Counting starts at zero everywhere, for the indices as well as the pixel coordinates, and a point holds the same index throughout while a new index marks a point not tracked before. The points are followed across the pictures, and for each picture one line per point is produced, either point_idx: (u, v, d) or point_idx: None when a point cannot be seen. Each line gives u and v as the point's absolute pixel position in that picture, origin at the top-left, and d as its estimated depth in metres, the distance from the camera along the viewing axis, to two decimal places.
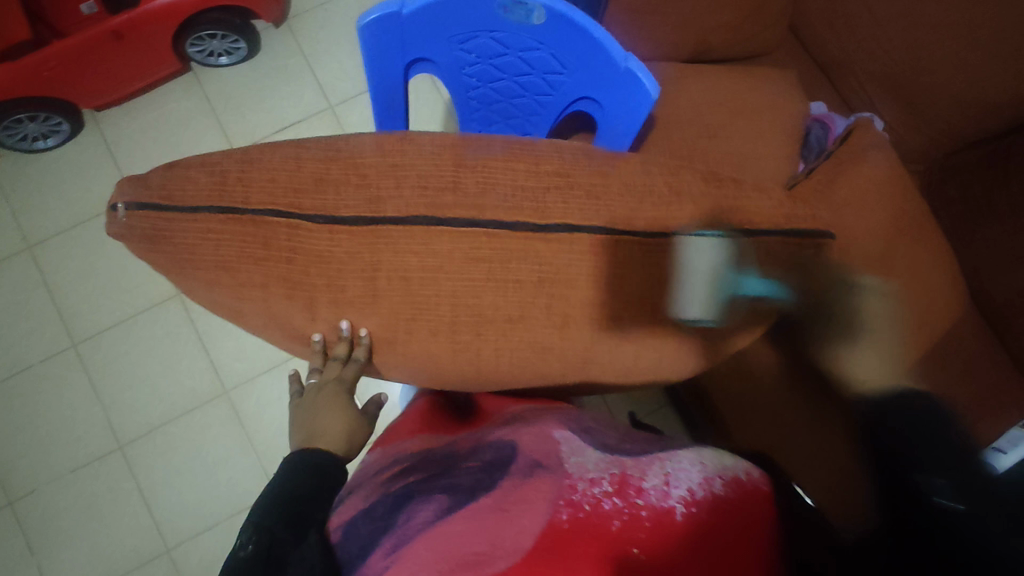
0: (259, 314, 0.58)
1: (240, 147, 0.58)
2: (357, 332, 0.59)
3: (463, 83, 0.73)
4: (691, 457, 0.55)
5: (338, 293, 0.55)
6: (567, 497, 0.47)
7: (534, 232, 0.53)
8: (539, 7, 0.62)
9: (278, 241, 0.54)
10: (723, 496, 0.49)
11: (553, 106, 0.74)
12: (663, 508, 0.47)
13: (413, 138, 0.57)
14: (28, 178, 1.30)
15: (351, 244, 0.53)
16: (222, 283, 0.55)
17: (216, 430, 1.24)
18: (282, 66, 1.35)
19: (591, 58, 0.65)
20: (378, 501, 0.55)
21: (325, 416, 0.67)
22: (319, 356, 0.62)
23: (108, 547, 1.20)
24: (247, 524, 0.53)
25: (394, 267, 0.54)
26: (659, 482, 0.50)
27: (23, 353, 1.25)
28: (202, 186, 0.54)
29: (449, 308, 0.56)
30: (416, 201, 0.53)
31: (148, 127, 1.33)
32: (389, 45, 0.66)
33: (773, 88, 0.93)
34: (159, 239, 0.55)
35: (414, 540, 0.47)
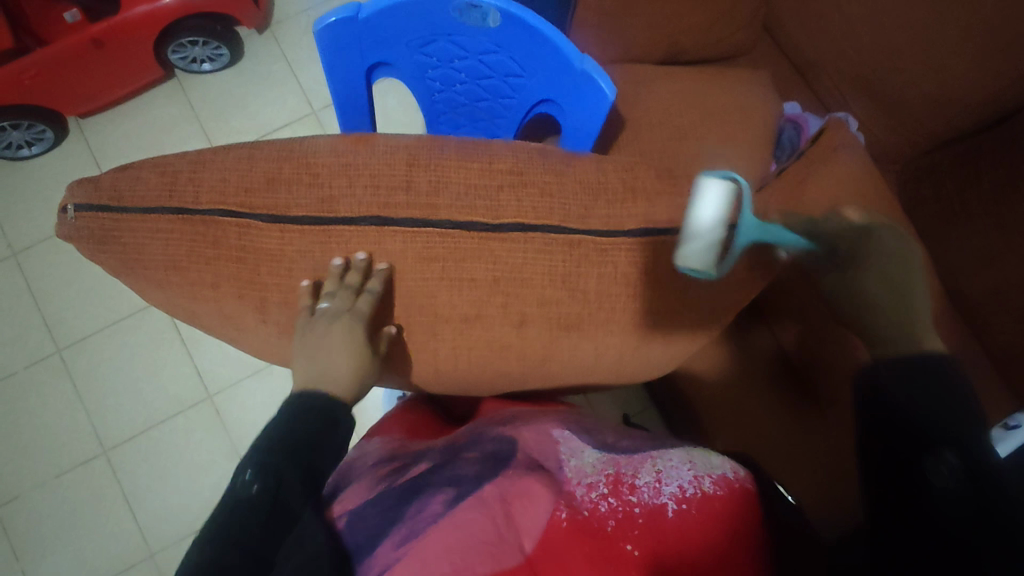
0: (212, 313, 0.61)
1: (195, 150, 0.59)
2: (377, 266, 0.57)
3: (427, 87, 0.73)
4: (681, 456, 0.58)
5: (290, 292, 0.58)
6: (567, 501, 0.49)
7: (488, 231, 0.56)
8: (493, 11, 0.61)
9: (227, 239, 0.56)
10: (714, 494, 0.52)
11: (517, 109, 0.74)
12: (655, 505, 0.50)
13: (369, 142, 0.59)
14: (13, 185, 1.31)
15: (303, 243, 0.56)
16: (173, 282, 0.58)
17: (199, 435, 1.24)
18: (265, 71, 1.36)
19: (548, 61, 0.65)
20: (381, 492, 0.55)
21: (333, 355, 0.56)
22: (331, 284, 0.56)
23: (92, 553, 1.21)
24: (250, 455, 0.50)
25: (348, 266, 0.57)
26: (652, 479, 0.53)
27: (8, 359, 1.26)
28: (153, 186, 0.56)
29: (406, 304, 0.59)
30: (369, 202, 0.56)
31: (133, 134, 1.34)
32: (349, 50, 0.66)
33: (744, 87, 0.93)
34: (109, 239, 0.57)
35: (425, 533, 0.47)
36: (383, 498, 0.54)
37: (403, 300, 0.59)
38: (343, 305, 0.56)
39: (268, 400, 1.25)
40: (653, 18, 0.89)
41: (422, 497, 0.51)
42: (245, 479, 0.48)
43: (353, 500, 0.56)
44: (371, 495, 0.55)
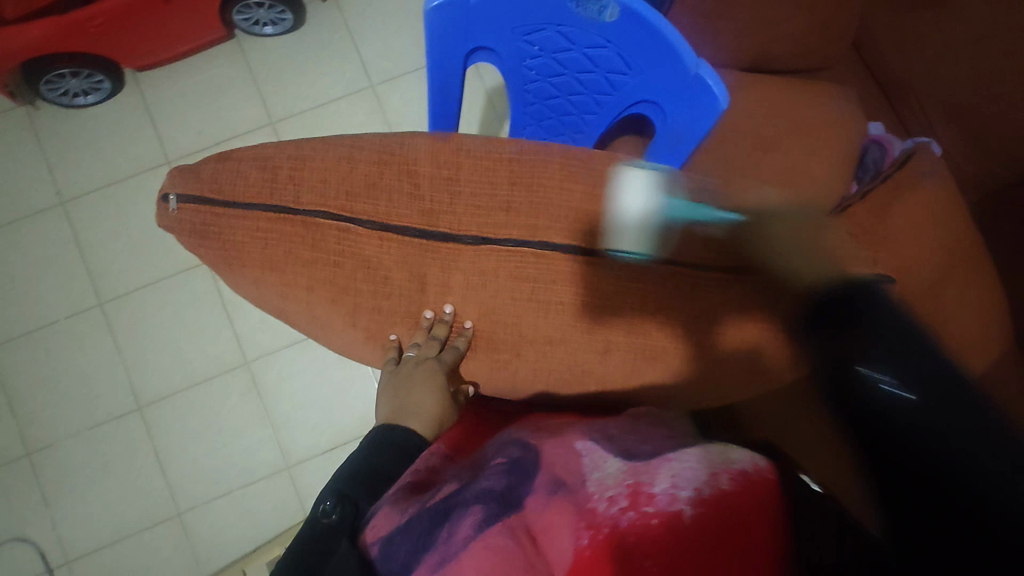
0: (299, 312, 0.60)
1: (292, 143, 0.59)
2: (462, 323, 0.60)
3: (521, 75, 0.72)
4: (694, 454, 0.46)
5: (383, 300, 0.58)
6: (586, 520, 0.40)
7: (583, 256, 0.57)
8: (613, 4, 0.59)
9: (326, 243, 0.56)
10: (733, 492, 0.41)
11: (611, 106, 0.73)
12: (671, 511, 0.40)
13: (469, 149, 0.59)
14: (66, 134, 1.30)
15: (400, 253, 0.57)
16: (267, 280, 0.57)
17: (233, 400, 1.24)
18: (327, 40, 1.33)
19: (658, 62, 0.64)
20: (411, 513, 0.46)
21: (416, 394, 0.60)
22: (422, 333, 0.60)
23: (121, 506, 1.22)
24: (330, 487, 0.51)
25: (439, 281, 0.58)
26: (667, 483, 0.41)
27: (50, 308, 1.26)
28: (252, 182, 0.56)
29: (493, 322, 0.60)
30: (468, 219, 0.57)
31: (187, 92, 1.32)
32: (453, 32, 0.64)
33: (833, 104, 0.91)
34: (208, 234, 0.56)
35: (457, 562, 0.40)
36: (415, 520, 0.45)
37: (490, 317, 0.60)
38: (429, 354, 0.60)
39: (305, 372, 1.25)
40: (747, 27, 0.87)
41: (451, 517, 0.43)
42: (324, 508, 0.49)
43: (387, 521, 0.46)
44: (403, 517, 0.45)
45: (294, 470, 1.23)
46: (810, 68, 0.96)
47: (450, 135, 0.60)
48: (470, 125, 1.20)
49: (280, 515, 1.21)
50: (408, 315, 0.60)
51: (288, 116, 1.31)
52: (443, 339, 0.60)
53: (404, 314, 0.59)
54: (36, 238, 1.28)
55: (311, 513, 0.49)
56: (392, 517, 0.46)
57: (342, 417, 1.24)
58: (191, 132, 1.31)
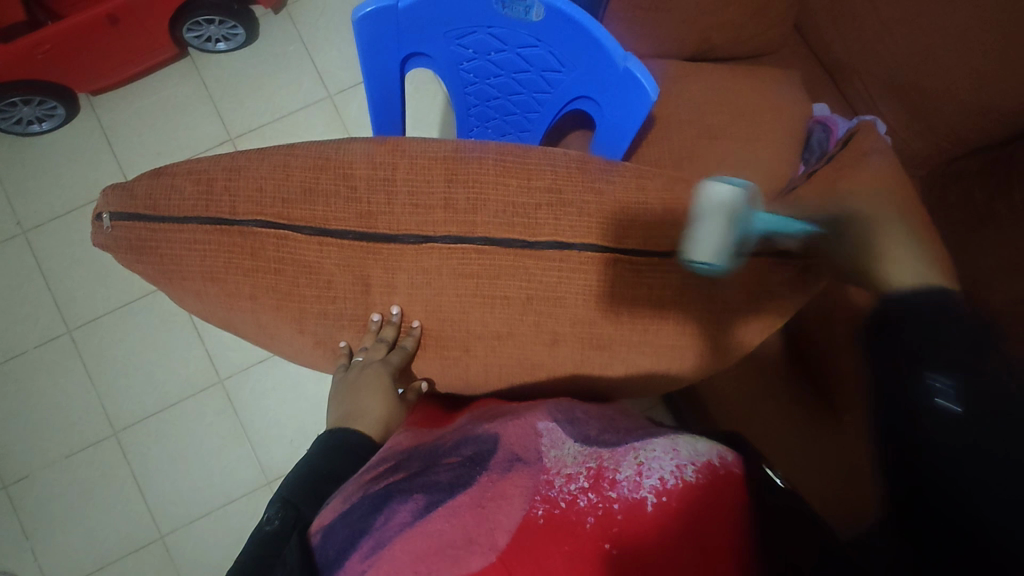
0: (247, 323, 0.60)
1: (227, 154, 0.60)
2: (409, 323, 0.61)
3: (460, 78, 0.73)
4: (663, 443, 0.50)
5: (329, 304, 0.59)
6: (542, 494, 0.46)
7: (523, 249, 0.58)
8: (538, 4, 0.60)
9: (265, 251, 0.56)
10: (698, 485, 0.46)
11: (551, 104, 0.74)
12: (635, 499, 0.45)
13: (406, 150, 0.59)
14: (23, 162, 1.29)
15: (341, 256, 0.57)
16: (211, 292, 0.58)
17: (210, 418, 1.24)
18: (282, 53, 1.34)
19: (589, 57, 0.64)
20: (355, 499, 0.48)
21: (365, 398, 0.62)
22: (370, 336, 0.61)
23: (102, 533, 1.21)
24: (274, 498, 0.52)
25: (383, 282, 0.59)
26: (632, 470, 0.47)
27: (18, 339, 1.25)
28: (187, 195, 0.56)
29: (440, 321, 0.61)
30: (406, 219, 0.58)
31: (144, 113, 1.31)
32: (386, 42, 0.65)
33: (775, 87, 0.93)
34: (147, 251, 0.56)
35: (395, 544, 0.44)
36: (356, 506, 0.47)
37: (438, 315, 0.61)
38: (376, 356, 0.61)
39: (280, 386, 1.25)
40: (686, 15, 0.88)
41: (392, 502, 0.46)
42: (268, 516, 0.49)
43: (329, 510, 0.48)
44: (344, 505, 0.48)
45: (276, 484, 1.23)
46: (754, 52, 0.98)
47: (386, 137, 0.61)
48: (427, 129, 1.21)
49: None
50: (356, 319, 0.60)
51: (247, 132, 1.31)
52: (391, 340, 0.61)
53: (353, 318, 0.60)
54: None
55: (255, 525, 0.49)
56: (334, 505, 0.48)
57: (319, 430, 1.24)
58: (150, 153, 1.30)
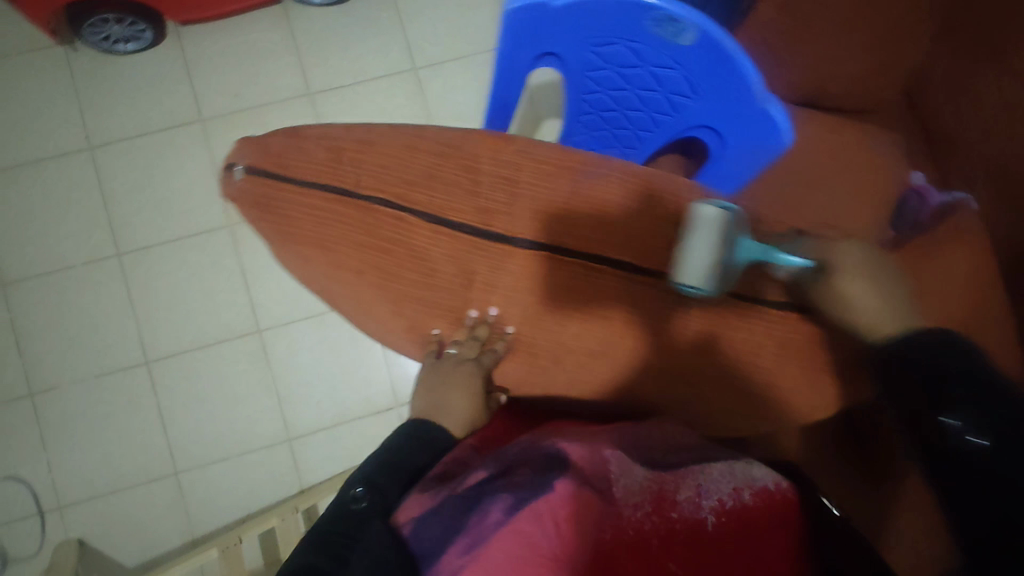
0: (348, 296, 0.62)
1: (360, 126, 0.62)
2: (503, 328, 0.62)
3: (583, 84, 0.72)
4: (719, 467, 0.55)
5: (429, 293, 0.60)
6: (613, 523, 0.47)
7: (632, 274, 0.58)
8: (692, 29, 0.58)
9: (381, 230, 0.57)
10: (752, 506, 0.50)
11: (669, 126, 0.74)
12: (695, 518, 0.49)
13: (533, 153, 0.59)
14: (101, 78, 1.29)
15: (452, 248, 0.58)
16: (318, 260, 0.59)
17: (242, 366, 1.24)
18: (375, 17, 1.32)
19: (729, 90, 0.63)
20: (442, 496, 0.54)
21: (453, 397, 0.64)
22: (463, 331, 0.62)
23: (118, 458, 1.22)
24: (356, 479, 0.58)
25: (486, 280, 0.59)
26: (691, 492, 0.51)
27: (68, 253, 1.25)
28: (315, 161, 0.58)
29: (533, 328, 0.61)
30: (523, 224, 0.58)
31: (228, 52, 1.31)
32: (525, 38, 0.64)
33: (878, 146, 0.92)
34: (270, 209, 0.59)
35: (490, 543, 0.45)
36: (446, 505, 0.52)
37: (532, 324, 0.61)
38: (469, 355, 0.62)
39: (316, 347, 1.25)
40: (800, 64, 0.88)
41: (483, 502, 0.50)
42: (355, 494, 0.55)
43: (417, 505, 0.54)
44: (434, 501, 0.54)
45: (296, 443, 1.23)
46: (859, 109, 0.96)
47: (510, 135, 0.61)
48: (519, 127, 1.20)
49: (276, 489, 1.22)
50: (453, 310, 0.61)
51: (328, 89, 1.30)
52: (483, 339, 0.62)
53: (448, 309, 0.61)
54: (61, 180, 1.27)
55: (342, 500, 0.55)
56: (423, 501, 0.54)
57: (348, 397, 1.25)
58: (228, 93, 1.30)
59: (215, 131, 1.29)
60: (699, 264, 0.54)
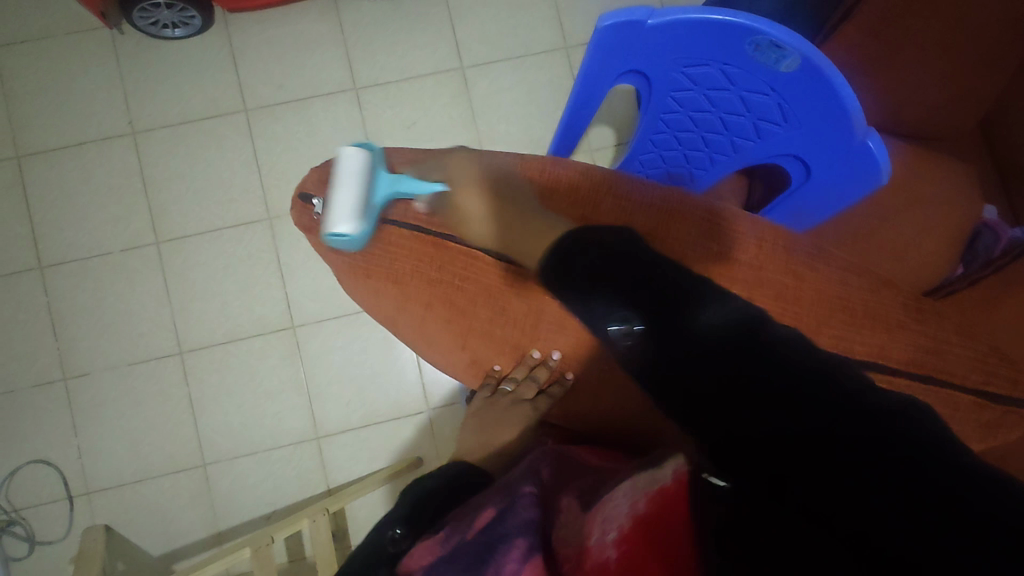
0: (409, 325, 0.65)
1: (438, 156, 0.64)
2: (564, 373, 0.64)
3: (664, 104, 0.69)
4: (625, 488, 0.49)
5: (497, 326, 0.62)
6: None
7: None
8: (797, 57, 0.55)
9: (453, 263, 0.61)
10: (648, 514, 0.43)
11: (750, 151, 0.71)
12: (601, 558, 0.41)
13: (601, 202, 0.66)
14: (146, 64, 1.27)
15: (523, 285, 0.61)
16: (387, 293, 0.63)
17: (275, 362, 1.23)
18: (424, 13, 1.30)
19: (827, 120, 0.60)
20: (455, 543, 0.48)
21: (504, 432, 0.69)
22: (524, 370, 0.65)
23: (147, 447, 1.22)
24: (388, 518, 0.57)
25: (554, 321, 0.61)
26: (600, 531, 0.44)
27: (105, 239, 1.24)
28: (398, 194, 0.62)
29: (591, 373, 0.63)
30: None
31: (274, 42, 1.28)
32: (611, 56, 0.61)
33: (952, 183, 0.88)
34: (344, 237, 0.61)
35: None
36: (456, 552, 0.47)
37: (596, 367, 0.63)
38: (525, 395, 0.65)
39: (348, 346, 1.24)
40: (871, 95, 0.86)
41: (496, 555, 0.44)
42: (392, 534, 0.54)
43: (425, 551, 0.49)
44: (446, 547, 0.48)
45: (324, 442, 1.22)
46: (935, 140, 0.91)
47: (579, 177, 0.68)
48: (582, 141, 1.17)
49: (303, 486, 1.21)
50: (517, 347, 0.64)
51: (373, 84, 1.28)
52: (542, 382, 0.65)
53: (514, 346, 0.64)
54: (102, 164, 1.26)
55: (376, 540, 0.54)
56: (433, 546, 0.49)
57: (379, 399, 1.23)
58: (273, 84, 1.28)
59: (258, 122, 1.27)
60: (346, 200, 0.57)
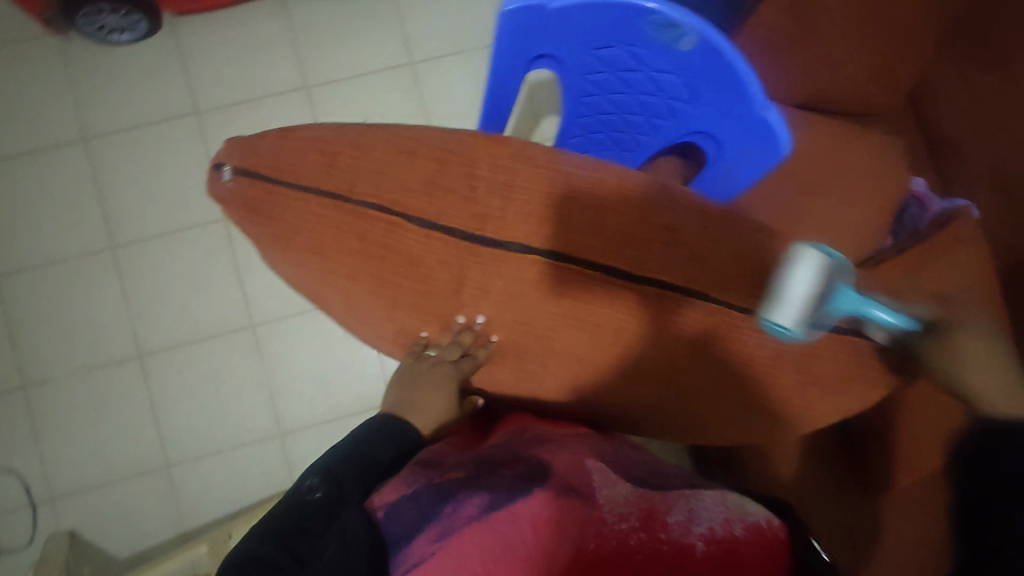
0: (336, 299, 0.66)
1: (353, 129, 0.63)
2: (488, 337, 0.64)
3: (582, 87, 0.71)
4: (715, 496, 0.56)
5: (422, 298, 0.61)
6: (596, 528, 0.50)
7: (629, 281, 0.58)
8: (691, 35, 0.58)
9: (374, 234, 0.58)
10: (746, 540, 0.50)
11: (667, 131, 0.73)
12: (684, 541, 0.49)
13: (530, 153, 0.59)
14: (95, 69, 1.27)
15: (445, 254, 0.58)
16: (309, 262, 0.62)
17: (236, 361, 1.24)
18: (373, 9, 1.31)
19: (728, 97, 0.63)
20: (417, 485, 0.60)
21: (428, 392, 0.67)
22: (448, 334, 0.65)
23: (110, 452, 1.22)
24: (316, 469, 0.58)
25: (478, 284, 0.59)
26: (684, 516, 0.52)
27: (61, 245, 1.24)
28: (311, 164, 0.60)
29: (518, 339, 0.63)
30: (518, 226, 0.57)
31: (224, 43, 1.29)
32: (522, 39, 0.64)
33: (884, 152, 0.90)
34: (259, 211, 0.61)
35: (460, 535, 0.51)
36: (419, 493, 0.58)
37: (520, 333, 0.62)
38: (449, 358, 0.66)
39: (309, 343, 1.24)
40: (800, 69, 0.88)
41: (460, 497, 0.55)
42: (313, 486, 0.55)
43: (394, 490, 0.60)
44: (410, 488, 0.59)
45: (287, 438, 1.23)
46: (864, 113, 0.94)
47: (508, 137, 0.61)
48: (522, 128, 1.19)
49: (268, 483, 1.22)
50: (442, 317, 0.63)
51: (325, 82, 1.29)
52: (467, 345, 0.65)
53: (439, 316, 0.63)
54: (55, 171, 1.26)
55: (297, 487, 0.55)
56: (400, 487, 0.60)
57: (340, 393, 1.24)
58: (224, 86, 1.28)
59: (211, 124, 1.27)
60: None
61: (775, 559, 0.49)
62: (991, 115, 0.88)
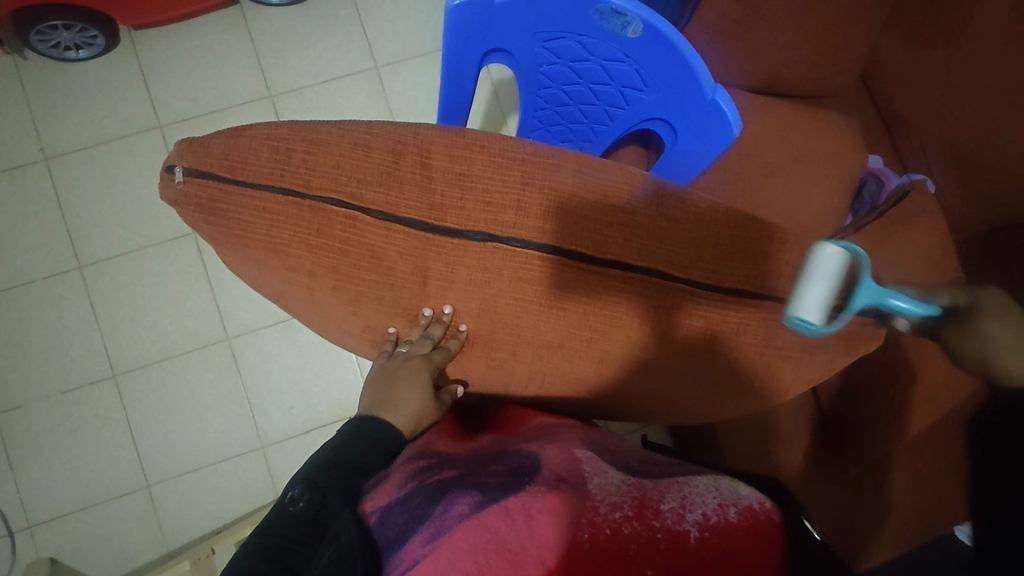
0: (300, 298, 0.64)
1: (307, 126, 0.63)
2: (457, 326, 0.64)
3: (537, 80, 0.72)
4: (707, 484, 0.52)
5: (386, 291, 0.61)
6: (588, 518, 0.45)
7: (589, 264, 0.60)
8: (637, 21, 0.60)
9: (332, 229, 0.59)
10: (738, 525, 0.45)
11: (623, 120, 0.75)
12: (678, 529, 0.45)
13: (485, 146, 0.62)
14: (52, 87, 1.25)
15: (406, 245, 0.60)
16: (270, 262, 0.61)
17: (212, 375, 1.23)
18: (333, 16, 1.31)
19: (677, 79, 0.65)
20: (411, 488, 0.54)
21: (400, 392, 0.62)
22: (418, 330, 0.63)
23: (87, 474, 1.20)
24: (298, 478, 0.53)
25: (442, 276, 0.61)
26: (676, 503, 0.47)
27: (24, 268, 1.22)
28: (264, 162, 0.60)
29: (485, 328, 0.64)
30: (477, 215, 0.60)
31: (183, 55, 1.28)
32: (473, 37, 0.65)
33: (835, 131, 0.93)
34: (213, 211, 0.60)
35: (450, 534, 0.46)
36: (414, 495, 0.53)
37: (486, 320, 0.63)
38: (420, 351, 0.62)
39: (286, 353, 1.24)
40: (750, 53, 0.90)
41: (450, 497, 0.50)
42: (293, 496, 0.51)
43: (385, 494, 0.54)
44: (402, 491, 0.54)
45: (269, 450, 1.22)
46: (815, 95, 0.97)
47: (464, 130, 0.64)
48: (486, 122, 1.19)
49: (251, 496, 1.21)
50: (409, 310, 0.63)
51: (288, 91, 1.28)
52: (438, 337, 0.63)
53: (406, 309, 0.63)
54: (16, 194, 1.23)
55: (280, 500, 0.51)
56: (390, 490, 0.54)
57: (320, 402, 1.23)
58: (186, 98, 1.27)
59: (175, 138, 1.26)
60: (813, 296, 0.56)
61: (772, 539, 0.45)
62: (936, 90, 0.91)
